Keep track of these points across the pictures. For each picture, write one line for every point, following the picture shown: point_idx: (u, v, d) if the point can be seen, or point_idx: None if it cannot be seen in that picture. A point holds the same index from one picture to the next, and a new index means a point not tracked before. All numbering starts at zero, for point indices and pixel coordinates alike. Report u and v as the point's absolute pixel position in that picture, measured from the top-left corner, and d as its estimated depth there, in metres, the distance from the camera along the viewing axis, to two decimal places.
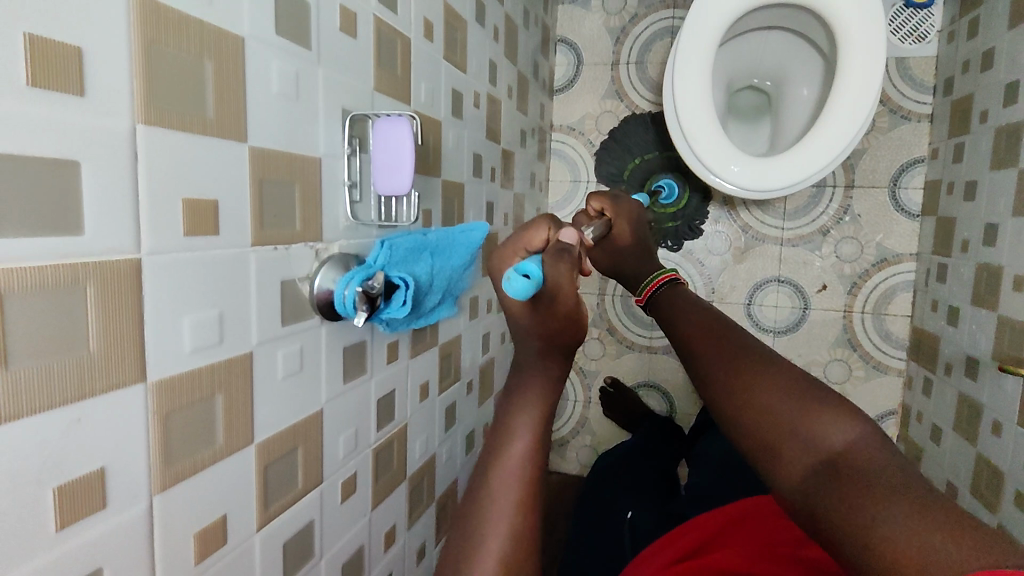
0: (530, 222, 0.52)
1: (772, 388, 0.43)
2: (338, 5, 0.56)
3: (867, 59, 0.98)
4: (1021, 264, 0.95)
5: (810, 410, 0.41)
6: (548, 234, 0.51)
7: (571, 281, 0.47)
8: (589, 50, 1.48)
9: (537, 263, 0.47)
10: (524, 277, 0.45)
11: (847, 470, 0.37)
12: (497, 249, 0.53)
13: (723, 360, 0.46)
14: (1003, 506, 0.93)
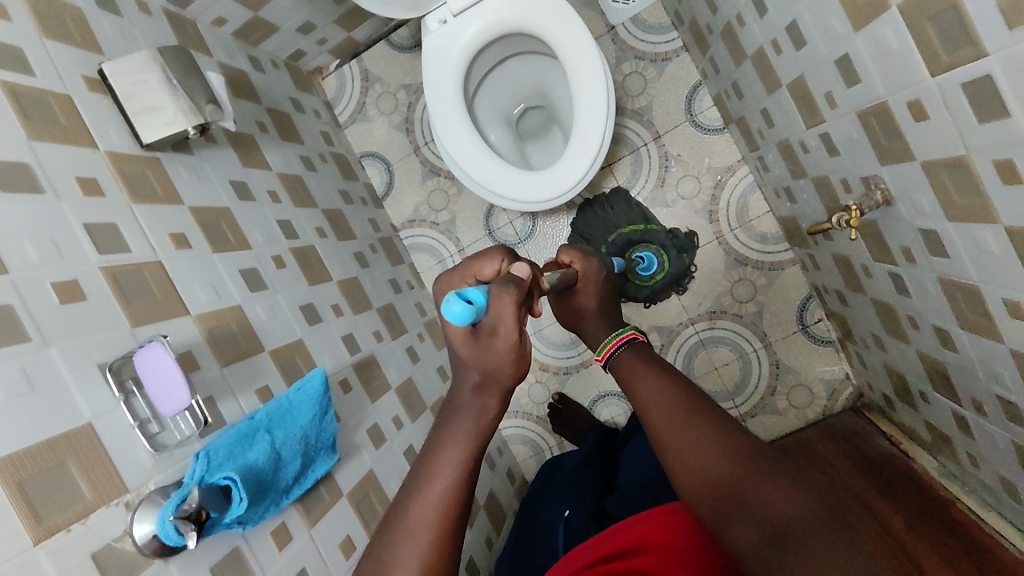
0: (486, 254, 0.66)
1: (738, 467, 0.50)
2: (47, 284, 0.59)
3: (575, 35, 1.07)
4: (794, 130, 1.02)
5: (774, 495, 0.47)
6: (496, 265, 0.65)
7: (511, 311, 0.55)
8: (390, 150, 1.56)
9: (484, 291, 0.56)
10: (467, 300, 0.55)
11: (795, 548, 0.44)
12: (459, 268, 0.67)
13: (689, 446, 0.53)
14: (911, 334, 0.97)
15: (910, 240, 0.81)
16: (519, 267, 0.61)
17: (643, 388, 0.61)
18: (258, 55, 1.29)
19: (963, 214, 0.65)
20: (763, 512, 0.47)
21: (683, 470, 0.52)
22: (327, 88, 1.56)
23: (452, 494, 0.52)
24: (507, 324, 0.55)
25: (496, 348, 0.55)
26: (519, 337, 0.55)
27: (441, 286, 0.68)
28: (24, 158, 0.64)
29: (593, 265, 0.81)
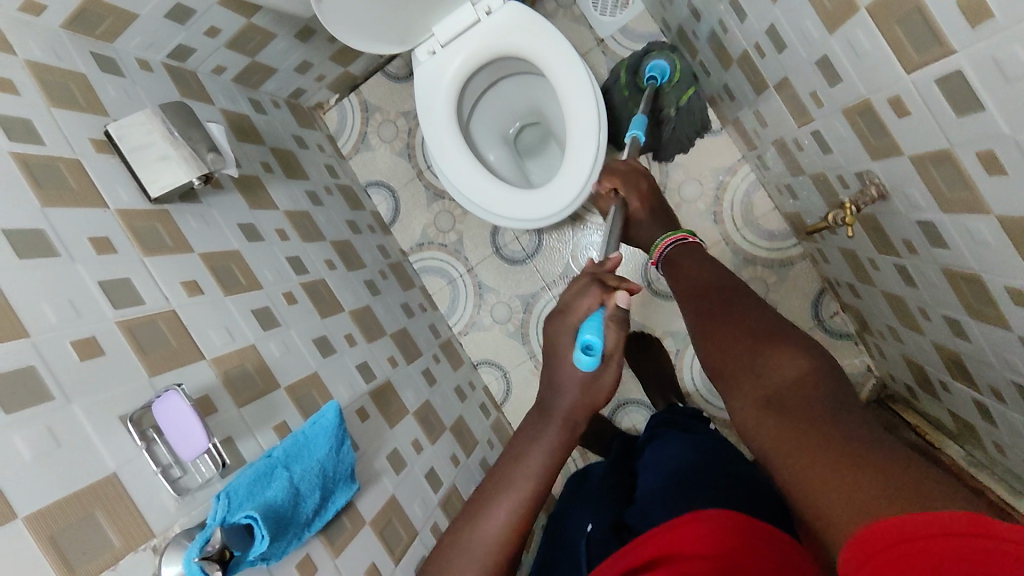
0: (586, 285, 0.68)
1: (756, 341, 0.55)
2: (67, 344, 0.63)
3: (560, 54, 1.09)
4: (786, 128, 1.02)
5: (783, 361, 0.51)
6: (600, 297, 0.67)
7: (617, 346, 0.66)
8: (394, 177, 1.59)
9: (597, 328, 0.64)
10: (588, 351, 0.64)
11: (784, 403, 0.48)
12: (561, 296, 0.70)
13: (715, 321, 0.60)
14: (923, 324, 0.95)
15: (910, 233, 0.80)
16: (622, 300, 0.67)
17: (694, 283, 0.68)
18: (259, 98, 1.33)
19: (954, 205, 0.65)
20: (759, 366, 0.52)
21: (709, 346, 0.59)
22: (329, 122, 1.59)
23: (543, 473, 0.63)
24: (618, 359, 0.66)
25: (602, 379, 0.66)
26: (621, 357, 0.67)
27: (544, 317, 0.69)
28: (38, 225, 0.68)
29: (636, 180, 0.90)
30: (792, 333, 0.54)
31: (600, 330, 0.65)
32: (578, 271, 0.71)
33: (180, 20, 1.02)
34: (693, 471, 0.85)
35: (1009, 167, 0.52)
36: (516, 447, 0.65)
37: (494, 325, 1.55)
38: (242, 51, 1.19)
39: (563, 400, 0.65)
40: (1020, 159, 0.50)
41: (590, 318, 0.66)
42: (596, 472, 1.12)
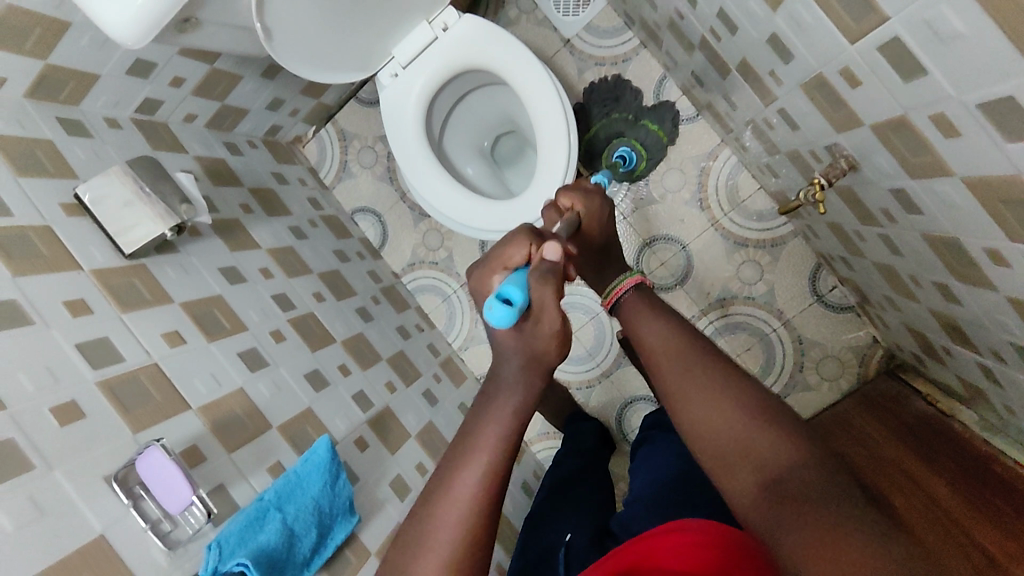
0: (511, 243, 0.65)
1: (742, 418, 0.51)
2: (46, 410, 0.63)
3: (522, 64, 1.08)
4: (755, 109, 1.00)
5: (778, 445, 0.48)
6: (525, 250, 0.64)
7: (551, 299, 0.59)
8: (378, 201, 1.60)
9: (519, 284, 0.58)
10: (508, 304, 0.57)
11: (787, 496, 0.44)
12: (484, 263, 0.66)
13: (691, 392, 0.54)
14: (917, 292, 0.93)
15: (886, 201, 0.78)
16: (551, 251, 0.60)
17: (672, 352, 0.59)
18: (234, 140, 1.34)
19: (921, 170, 0.63)
20: (761, 459, 0.48)
21: (688, 416, 0.54)
22: (309, 154, 1.60)
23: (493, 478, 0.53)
24: (551, 312, 0.59)
25: (539, 335, 0.59)
26: (562, 324, 0.59)
27: (473, 282, 0.66)
28: (9, 295, 0.68)
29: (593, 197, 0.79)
30: (778, 407, 0.51)
31: (524, 285, 0.59)
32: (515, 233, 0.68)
33: (142, 75, 1.03)
34: (691, 469, 0.85)
35: (960, 128, 0.51)
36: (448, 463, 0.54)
37: None
38: (210, 97, 1.20)
39: (509, 364, 0.58)
40: (969, 119, 0.49)
41: (513, 271, 0.62)
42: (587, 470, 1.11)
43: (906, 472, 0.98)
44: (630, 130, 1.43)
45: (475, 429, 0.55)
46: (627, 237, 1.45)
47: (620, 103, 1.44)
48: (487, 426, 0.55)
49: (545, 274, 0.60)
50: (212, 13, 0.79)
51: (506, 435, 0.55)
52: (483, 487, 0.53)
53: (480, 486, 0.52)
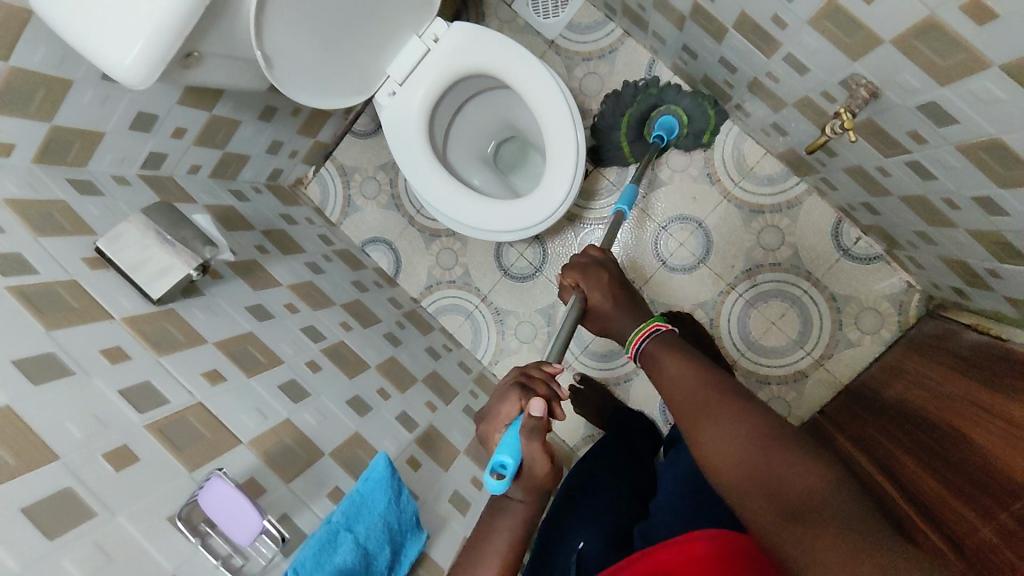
0: (504, 396, 0.67)
1: (756, 436, 0.53)
2: (100, 457, 0.61)
3: (519, 60, 1.09)
4: (756, 65, 1.01)
5: (790, 461, 0.49)
6: (518, 402, 0.66)
7: (542, 453, 0.63)
8: (387, 229, 1.59)
9: (511, 446, 0.63)
10: (504, 470, 0.63)
11: (805, 516, 0.46)
12: (483, 412, 0.69)
13: (708, 422, 0.57)
14: (953, 216, 0.92)
15: (912, 123, 0.77)
16: (535, 409, 0.63)
17: (683, 392, 0.63)
18: (239, 187, 1.34)
19: (951, 71, 0.62)
20: (785, 487, 0.48)
21: (706, 446, 0.56)
22: (312, 195, 1.61)
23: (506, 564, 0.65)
24: (540, 462, 0.64)
25: (534, 476, 0.64)
26: (551, 462, 0.64)
27: (479, 425, 0.69)
28: (48, 349, 0.67)
29: (595, 278, 0.91)
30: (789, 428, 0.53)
31: (516, 449, 0.63)
32: (507, 374, 0.71)
33: (146, 129, 1.04)
34: None
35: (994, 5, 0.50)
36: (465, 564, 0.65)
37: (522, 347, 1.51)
38: (212, 145, 1.21)
39: (514, 501, 0.66)
40: None
41: (509, 429, 0.65)
42: (645, 457, 1.07)
43: (974, 404, 0.95)
44: (669, 99, 1.32)
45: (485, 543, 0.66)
46: (642, 225, 1.45)
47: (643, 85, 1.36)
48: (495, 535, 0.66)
49: (535, 434, 0.63)
50: (212, 42, 0.81)
51: (514, 542, 0.65)
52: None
53: None
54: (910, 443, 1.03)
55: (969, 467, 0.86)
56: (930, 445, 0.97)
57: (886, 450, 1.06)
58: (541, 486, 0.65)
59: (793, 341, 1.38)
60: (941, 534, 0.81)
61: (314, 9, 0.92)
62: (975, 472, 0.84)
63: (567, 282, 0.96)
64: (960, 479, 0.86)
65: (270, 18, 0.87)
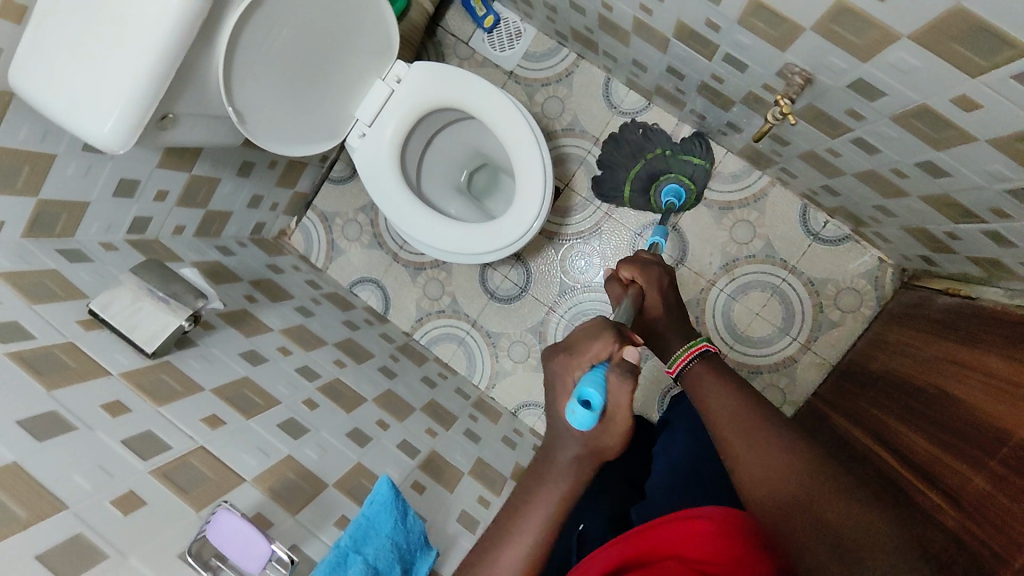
0: (596, 335, 0.60)
1: (806, 473, 0.50)
2: (108, 503, 0.63)
3: (480, 90, 1.14)
4: (700, 68, 1.07)
5: (844, 503, 0.46)
6: (609, 348, 0.59)
7: (625, 407, 0.55)
8: (373, 268, 1.63)
9: (598, 383, 0.55)
10: (589, 405, 0.55)
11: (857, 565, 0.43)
12: (561, 349, 0.61)
13: (754, 450, 0.54)
14: (904, 185, 0.96)
15: (848, 102, 0.82)
16: (632, 355, 0.58)
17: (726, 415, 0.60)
18: (224, 242, 1.38)
19: (867, 48, 0.67)
20: (838, 529, 0.45)
21: (750, 474, 0.53)
22: (296, 244, 1.65)
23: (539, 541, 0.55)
24: (621, 420, 0.55)
25: (610, 437, 0.56)
26: (631, 426, 0.56)
27: (549, 366, 0.62)
28: (50, 407, 0.69)
29: (655, 278, 0.93)
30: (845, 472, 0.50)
31: (603, 384, 0.56)
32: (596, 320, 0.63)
33: (129, 194, 1.08)
34: None
35: None
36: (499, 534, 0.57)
37: (517, 367, 1.54)
38: (194, 204, 1.25)
39: (569, 453, 0.56)
40: None
41: (594, 370, 0.58)
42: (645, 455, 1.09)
43: (955, 363, 0.98)
44: (675, 167, 1.41)
45: (528, 498, 0.57)
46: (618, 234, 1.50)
47: (648, 141, 1.43)
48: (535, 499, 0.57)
49: (629, 380, 0.56)
50: (185, 104, 0.86)
51: (549, 520, 0.56)
52: (524, 566, 0.55)
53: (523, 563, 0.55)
54: (899, 408, 1.05)
55: (957, 422, 0.88)
56: (920, 408, 0.99)
57: (878, 419, 1.09)
58: (603, 450, 0.56)
59: (778, 328, 1.42)
60: (938, 489, 0.83)
61: (280, 60, 0.97)
62: (962, 426, 0.87)
63: (623, 276, 0.96)
64: (949, 435, 0.89)
65: (238, 72, 0.92)
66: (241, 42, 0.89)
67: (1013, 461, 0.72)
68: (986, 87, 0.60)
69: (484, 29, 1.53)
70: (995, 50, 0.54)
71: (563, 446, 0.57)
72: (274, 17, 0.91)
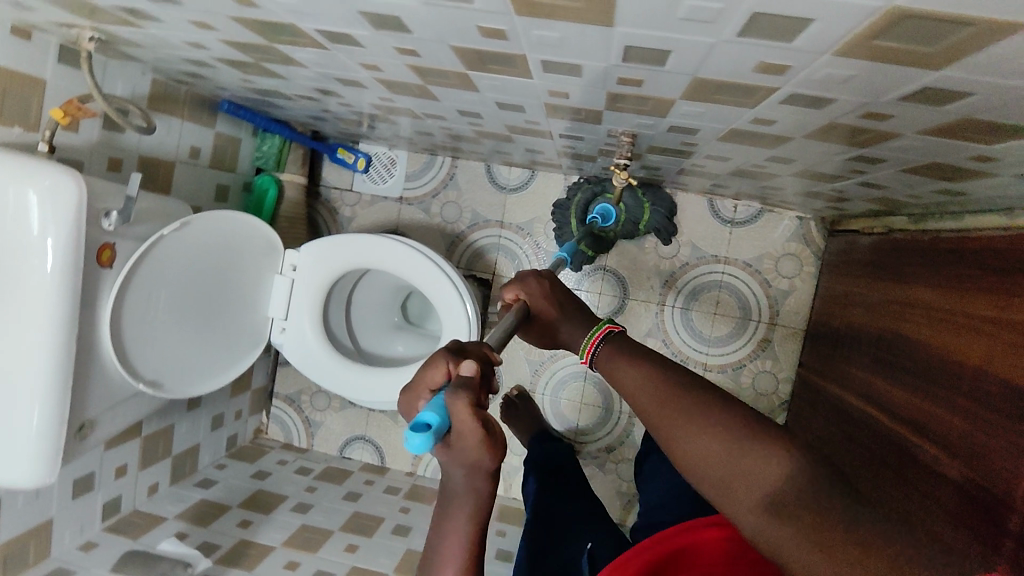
0: (429, 361, 0.53)
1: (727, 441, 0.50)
2: None
3: (362, 244, 1.15)
4: (551, 144, 1.11)
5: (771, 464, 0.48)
6: (444, 370, 0.52)
7: (472, 418, 0.47)
8: (352, 427, 1.62)
9: (439, 407, 0.48)
10: (428, 429, 0.45)
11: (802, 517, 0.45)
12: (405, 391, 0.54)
13: (678, 430, 0.53)
14: (772, 170, 0.99)
15: (681, 139, 0.85)
16: (467, 365, 0.51)
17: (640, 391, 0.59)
18: (203, 476, 1.38)
19: (662, 110, 0.71)
20: (779, 491, 0.47)
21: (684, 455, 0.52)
22: (275, 436, 1.64)
23: (469, 552, 0.51)
24: (470, 433, 0.47)
25: (471, 446, 0.47)
26: (486, 435, 0.47)
27: (400, 406, 0.55)
28: None
29: (539, 281, 0.77)
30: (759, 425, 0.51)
31: (443, 406, 0.48)
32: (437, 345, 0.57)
33: (87, 490, 1.08)
34: None
35: (638, 78, 0.58)
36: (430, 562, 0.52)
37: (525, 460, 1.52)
38: (157, 461, 1.25)
39: (453, 473, 0.49)
40: (636, 70, 0.56)
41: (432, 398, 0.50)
42: None
43: (899, 304, 1.00)
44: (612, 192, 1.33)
45: (441, 529, 0.51)
46: None
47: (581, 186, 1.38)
48: (450, 521, 0.51)
49: (467, 389, 0.48)
50: (99, 406, 0.88)
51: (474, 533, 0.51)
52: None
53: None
54: (875, 362, 1.05)
55: (925, 370, 0.88)
56: (889, 358, 1.00)
57: (863, 379, 1.08)
58: (482, 466, 0.48)
59: (740, 318, 1.44)
60: (931, 441, 0.83)
61: (173, 315, 0.96)
62: (931, 371, 0.87)
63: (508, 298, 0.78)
64: (923, 382, 0.88)
65: (135, 350, 0.91)
66: (126, 331, 0.88)
67: (989, 401, 0.73)
68: (770, 111, 0.63)
69: (359, 171, 1.58)
70: (751, 91, 0.57)
71: (447, 471, 0.49)
72: (148, 285, 0.90)
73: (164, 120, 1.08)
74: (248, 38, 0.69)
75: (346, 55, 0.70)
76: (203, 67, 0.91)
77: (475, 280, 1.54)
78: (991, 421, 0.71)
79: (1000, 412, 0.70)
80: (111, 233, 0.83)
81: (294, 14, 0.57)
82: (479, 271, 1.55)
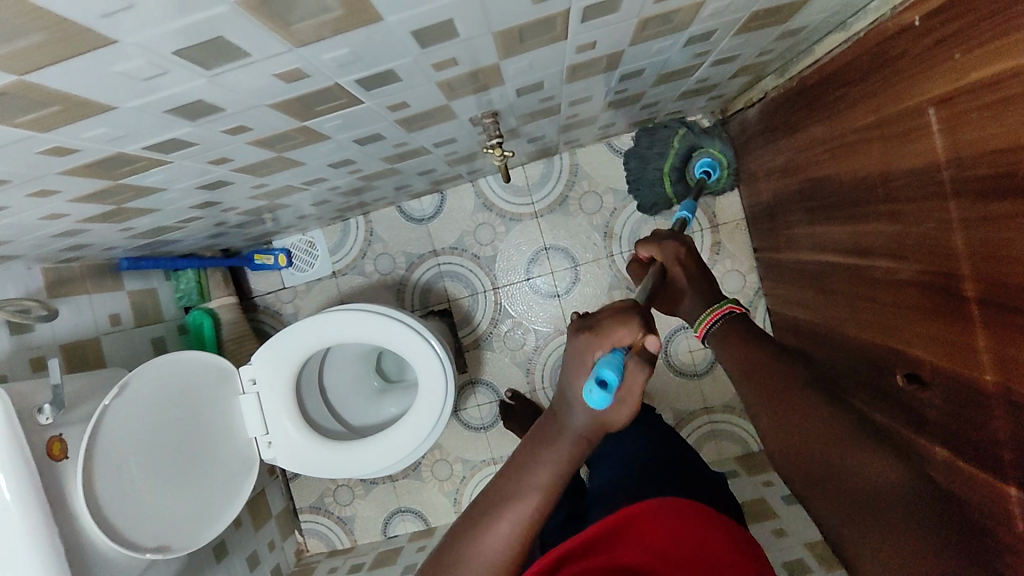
0: (625, 317, 0.49)
1: (821, 434, 0.51)
2: None
3: (306, 327, 1.14)
4: (435, 158, 1.13)
5: (861, 455, 0.48)
6: (634, 334, 0.49)
7: (638, 391, 0.47)
8: (382, 505, 1.59)
9: (620, 365, 0.46)
10: (606, 386, 0.45)
11: (869, 507, 0.46)
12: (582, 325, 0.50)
13: (775, 418, 0.55)
14: (635, 88, 1.01)
15: (536, 97, 0.88)
16: (655, 343, 0.49)
17: (747, 380, 0.61)
18: None
19: (497, 77, 0.73)
20: (854, 481, 0.47)
21: (776, 443, 0.55)
22: (317, 548, 1.61)
23: (542, 505, 0.49)
24: (631, 399, 0.47)
25: (622, 407, 0.48)
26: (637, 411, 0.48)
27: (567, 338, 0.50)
28: None
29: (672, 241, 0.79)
30: (863, 425, 0.51)
31: (624, 368, 0.46)
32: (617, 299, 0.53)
33: None
34: None
35: (449, 56, 0.60)
36: (492, 495, 0.51)
37: None
38: None
39: (583, 417, 0.49)
40: (440, 50, 0.58)
41: (614, 353, 0.47)
42: None
43: (802, 152, 1.02)
44: (708, 140, 1.28)
45: (520, 472, 0.50)
46: (517, 294, 1.53)
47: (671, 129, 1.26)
48: (532, 473, 0.50)
49: (648, 367, 0.47)
50: None
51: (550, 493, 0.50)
52: (514, 543, 0.49)
53: (514, 531, 0.49)
54: (808, 213, 1.07)
55: (847, 196, 0.91)
56: (817, 204, 1.02)
57: (806, 234, 1.10)
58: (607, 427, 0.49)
59: (684, 235, 1.47)
60: (881, 255, 0.85)
61: (152, 476, 0.94)
62: (853, 195, 0.89)
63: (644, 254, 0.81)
64: (849, 209, 0.91)
65: (128, 525, 0.88)
66: (112, 512, 0.86)
67: (909, 191, 0.74)
68: (582, 33, 0.65)
69: (284, 267, 1.58)
70: (552, 23, 0.60)
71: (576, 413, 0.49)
72: (115, 458, 0.88)
73: (70, 303, 1.07)
74: (91, 187, 0.69)
75: (190, 160, 0.71)
76: (78, 235, 0.91)
77: (435, 314, 1.54)
78: (920, 209, 0.73)
79: (922, 195, 0.72)
80: (54, 425, 0.82)
81: (110, 141, 0.57)
82: (436, 304, 1.56)
